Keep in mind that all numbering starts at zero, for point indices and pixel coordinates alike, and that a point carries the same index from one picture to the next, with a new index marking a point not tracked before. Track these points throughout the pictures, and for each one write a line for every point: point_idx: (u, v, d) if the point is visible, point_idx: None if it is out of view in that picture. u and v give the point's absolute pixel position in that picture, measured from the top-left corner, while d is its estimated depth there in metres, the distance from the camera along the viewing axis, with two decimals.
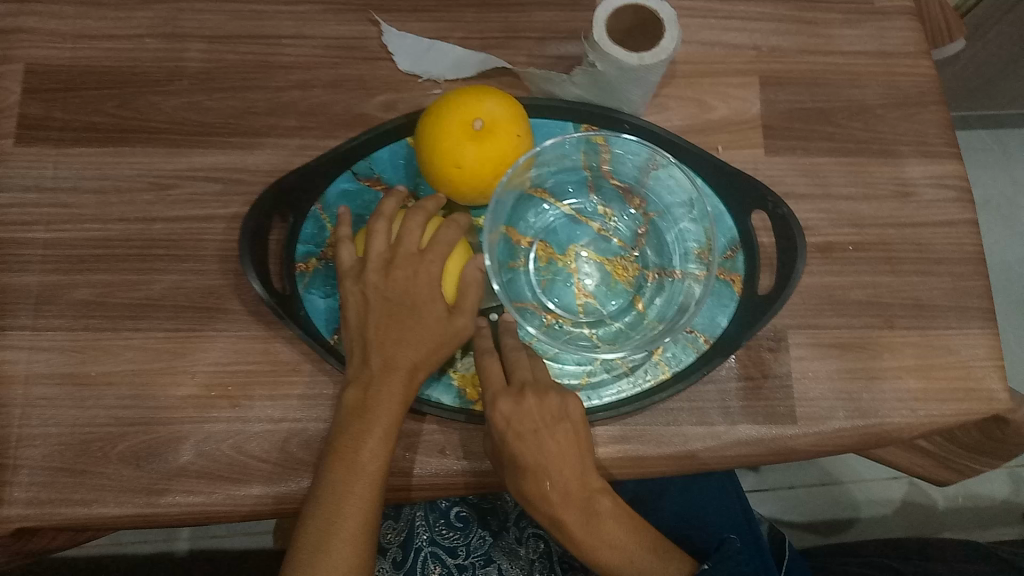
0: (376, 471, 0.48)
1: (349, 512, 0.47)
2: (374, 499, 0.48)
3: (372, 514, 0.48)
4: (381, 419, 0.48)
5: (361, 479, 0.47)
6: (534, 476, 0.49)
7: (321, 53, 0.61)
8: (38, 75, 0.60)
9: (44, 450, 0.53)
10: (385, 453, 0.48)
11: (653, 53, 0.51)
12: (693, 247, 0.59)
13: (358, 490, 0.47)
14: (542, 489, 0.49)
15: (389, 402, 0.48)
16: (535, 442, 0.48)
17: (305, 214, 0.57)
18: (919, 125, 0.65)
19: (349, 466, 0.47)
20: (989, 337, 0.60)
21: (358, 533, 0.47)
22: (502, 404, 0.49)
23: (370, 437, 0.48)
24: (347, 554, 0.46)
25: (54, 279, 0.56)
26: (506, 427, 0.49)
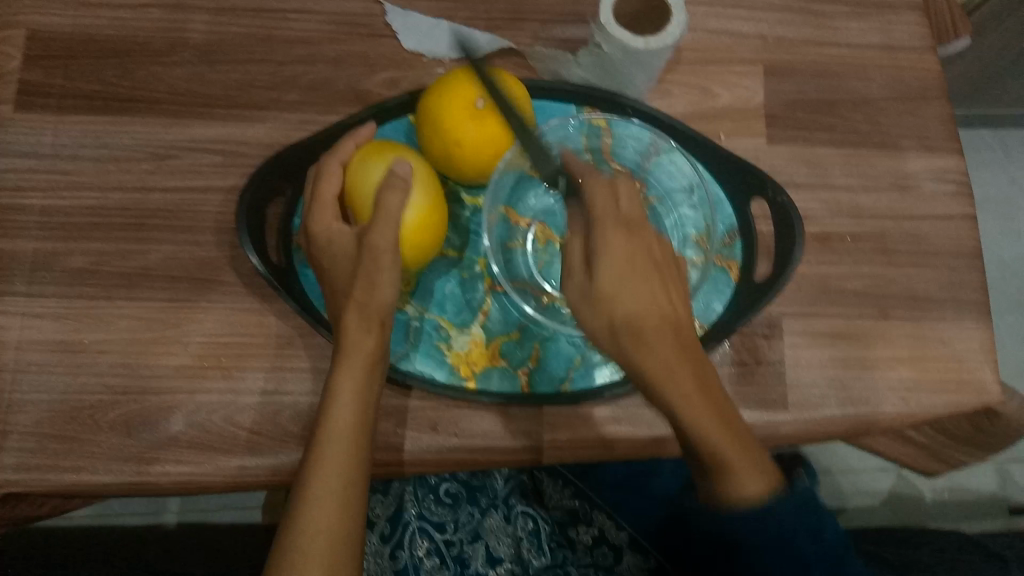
0: (354, 422, 0.46)
1: (332, 474, 0.44)
2: (360, 459, 0.45)
3: (353, 469, 0.45)
4: (352, 375, 0.46)
5: (341, 440, 0.45)
6: (625, 300, 0.45)
7: (326, 28, 0.61)
8: (40, 41, 0.60)
9: (36, 416, 0.53)
10: (365, 409, 0.47)
11: (658, 37, 0.50)
12: (691, 234, 0.59)
13: (339, 451, 0.45)
14: (633, 318, 0.44)
15: (359, 352, 0.47)
16: (627, 264, 0.45)
17: (303, 188, 0.57)
18: (921, 118, 0.65)
19: (326, 429, 0.45)
20: (984, 330, 0.60)
21: (335, 489, 0.44)
22: (608, 228, 0.46)
23: (343, 392, 0.46)
24: (324, 512, 0.43)
25: (50, 246, 0.56)
26: (601, 248, 0.45)
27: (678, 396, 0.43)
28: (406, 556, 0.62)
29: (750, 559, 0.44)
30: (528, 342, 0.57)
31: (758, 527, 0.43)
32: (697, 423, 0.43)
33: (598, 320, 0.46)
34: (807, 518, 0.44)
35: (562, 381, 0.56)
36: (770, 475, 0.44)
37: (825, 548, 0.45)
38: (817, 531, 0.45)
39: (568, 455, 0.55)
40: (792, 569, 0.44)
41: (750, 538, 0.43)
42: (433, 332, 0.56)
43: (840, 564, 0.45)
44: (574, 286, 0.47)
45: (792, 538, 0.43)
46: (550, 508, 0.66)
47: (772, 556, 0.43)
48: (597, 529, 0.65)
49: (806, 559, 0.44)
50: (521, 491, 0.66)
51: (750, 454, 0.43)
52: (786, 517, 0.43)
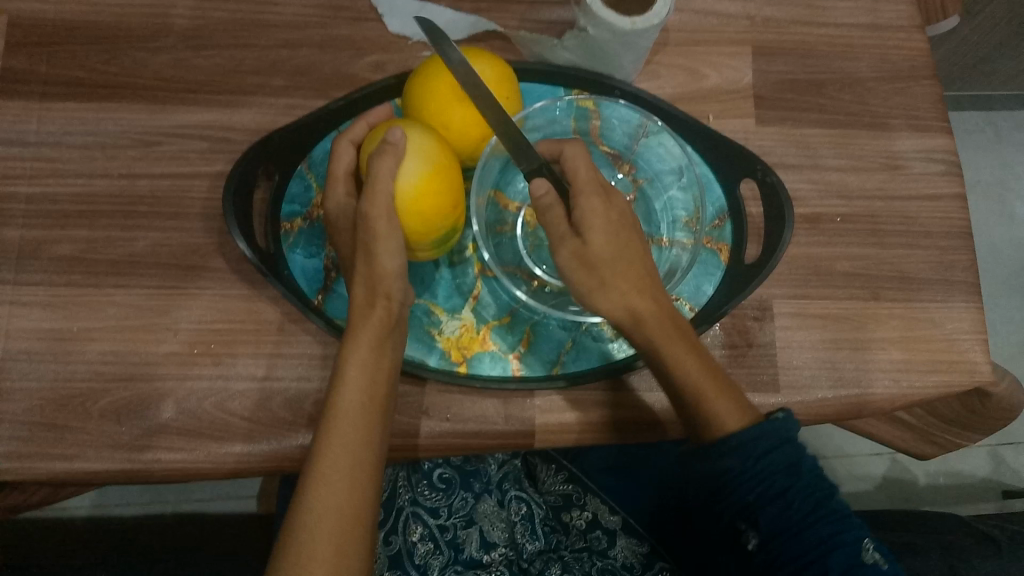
0: (365, 401, 0.46)
1: (343, 454, 0.44)
2: (370, 442, 0.45)
3: (363, 448, 0.45)
4: (362, 352, 0.46)
5: (353, 420, 0.45)
6: (612, 263, 0.48)
7: (311, 12, 0.61)
8: (22, 28, 0.59)
9: (26, 405, 0.52)
10: (378, 390, 0.46)
11: (646, 18, 0.50)
12: (680, 216, 0.60)
13: (350, 431, 0.45)
14: (621, 283, 0.48)
15: (370, 330, 0.47)
16: (612, 229, 0.48)
17: (290, 173, 0.57)
18: (910, 98, 0.65)
19: (337, 408, 0.45)
20: (974, 310, 0.60)
21: (345, 467, 0.44)
22: (587, 197, 0.48)
23: (355, 370, 0.46)
24: (334, 491, 0.43)
25: (36, 234, 0.56)
26: (585, 215, 0.48)
27: (665, 350, 0.49)
28: (400, 541, 0.62)
29: (731, 491, 0.46)
30: (519, 326, 0.57)
31: (736, 456, 0.46)
32: (684, 371, 0.49)
33: (588, 285, 0.49)
34: (784, 449, 0.47)
35: (553, 364, 0.56)
36: (751, 411, 0.48)
37: (810, 482, 0.46)
38: (797, 462, 0.47)
39: (560, 439, 0.55)
40: (771, 496, 0.45)
41: (727, 466, 0.46)
42: (423, 317, 0.56)
43: (826, 500, 0.46)
44: (567, 251, 0.48)
45: (766, 465, 0.46)
46: (543, 492, 0.67)
47: (749, 483, 0.46)
48: (591, 513, 0.65)
49: (785, 487, 0.45)
50: (514, 476, 0.67)
51: (732, 393, 0.49)
52: (760, 444, 0.46)
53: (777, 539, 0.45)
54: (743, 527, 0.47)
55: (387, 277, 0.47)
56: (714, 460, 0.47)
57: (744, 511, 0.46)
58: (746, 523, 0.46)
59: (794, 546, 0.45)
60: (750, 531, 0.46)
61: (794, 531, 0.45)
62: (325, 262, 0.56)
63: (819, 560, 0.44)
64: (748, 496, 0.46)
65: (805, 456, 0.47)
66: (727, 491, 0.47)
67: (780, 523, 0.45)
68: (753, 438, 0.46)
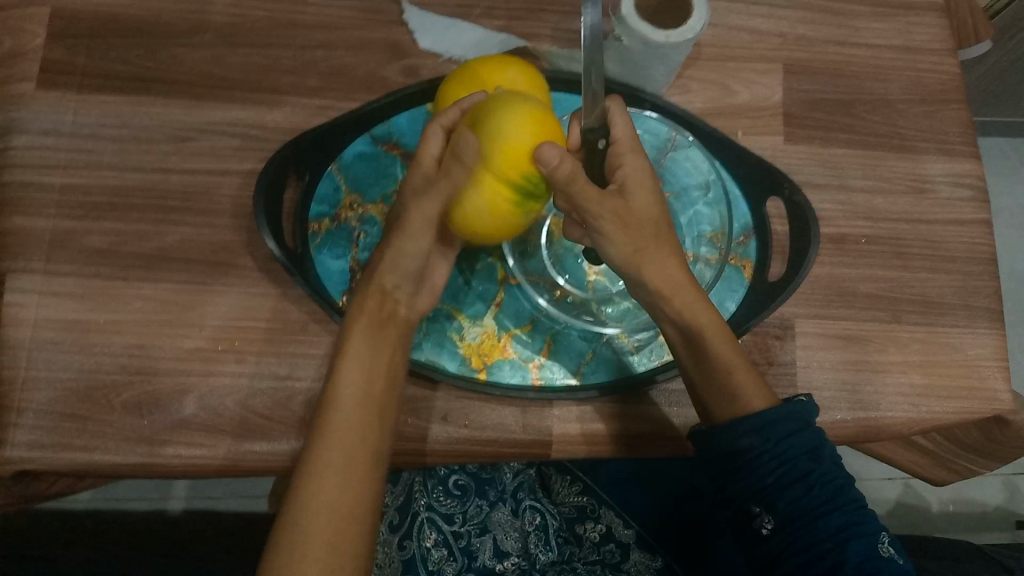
0: (364, 399, 0.46)
1: (338, 448, 0.43)
2: (367, 440, 0.45)
3: (360, 446, 0.44)
4: (360, 345, 0.47)
5: (349, 416, 0.45)
6: (655, 226, 0.49)
7: (346, 14, 0.61)
8: (61, 19, 0.60)
9: (49, 394, 0.53)
10: (374, 387, 0.46)
11: (680, 31, 0.50)
12: (706, 231, 0.60)
13: (344, 427, 0.44)
14: (663, 248, 0.49)
15: (364, 327, 0.47)
16: (652, 192, 0.49)
17: (320, 173, 0.57)
18: (939, 122, 0.65)
19: (333, 403, 0.45)
20: (996, 337, 0.60)
21: (343, 463, 0.43)
22: (626, 151, 0.48)
23: (350, 367, 0.46)
24: (331, 485, 0.42)
25: (66, 225, 0.56)
26: (630, 173, 0.48)
27: (700, 317, 0.49)
28: (414, 546, 0.62)
29: (748, 472, 0.47)
30: (539, 335, 0.57)
31: (756, 436, 0.47)
32: (719, 348, 0.49)
33: (631, 248, 0.48)
34: (804, 433, 0.48)
35: (573, 374, 0.56)
36: (771, 395, 0.50)
37: (828, 469, 0.47)
38: (817, 448, 0.48)
39: (578, 449, 0.55)
40: (791, 480, 0.46)
41: (747, 447, 0.47)
42: (446, 322, 0.57)
43: (844, 489, 0.47)
44: (610, 213, 0.47)
45: (786, 449, 0.47)
46: (558, 502, 0.67)
47: (767, 466, 0.47)
48: (605, 526, 0.65)
49: (806, 472, 0.46)
50: (529, 485, 0.67)
51: (757, 381, 0.50)
52: (781, 426, 0.47)
53: (793, 523, 0.46)
54: (758, 511, 0.47)
55: (386, 272, 0.48)
56: (730, 439, 0.48)
57: (761, 494, 0.46)
58: (761, 507, 0.47)
59: (809, 533, 0.45)
60: (765, 516, 0.47)
61: (810, 516, 0.46)
62: (351, 264, 0.56)
63: (836, 548, 0.44)
64: (766, 478, 0.46)
65: (825, 443, 0.48)
66: (742, 473, 0.47)
67: (798, 508, 0.46)
68: (772, 422, 0.47)
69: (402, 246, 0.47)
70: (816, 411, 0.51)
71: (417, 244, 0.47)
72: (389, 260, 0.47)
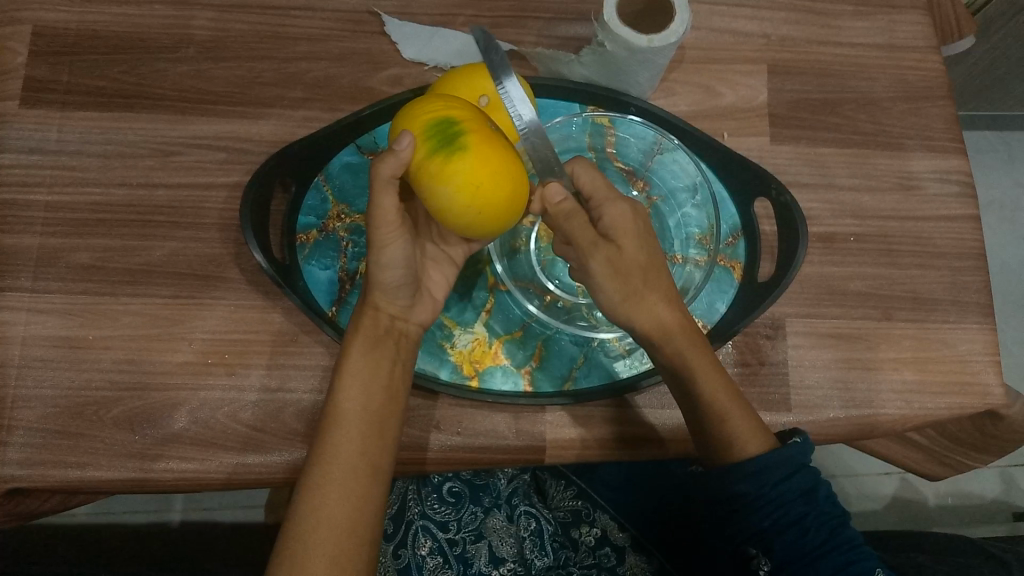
0: (366, 414, 0.45)
1: (337, 464, 0.44)
2: (367, 454, 0.44)
3: (361, 464, 0.44)
4: (360, 361, 0.47)
5: (349, 433, 0.45)
6: (644, 271, 0.48)
7: (330, 25, 0.62)
8: (44, 37, 0.60)
9: (39, 412, 0.53)
10: (374, 402, 0.46)
11: (663, 36, 0.50)
12: (695, 234, 0.60)
13: (345, 443, 0.44)
14: (654, 289, 0.49)
15: (360, 342, 0.47)
16: (641, 235, 0.49)
17: (308, 185, 0.57)
18: (925, 119, 0.65)
19: (334, 420, 0.45)
20: (986, 332, 0.60)
21: (344, 479, 0.43)
22: (608, 201, 0.48)
23: (349, 382, 0.46)
24: (333, 502, 0.43)
25: (53, 242, 0.56)
26: (609, 222, 0.48)
27: (693, 360, 0.49)
28: (409, 554, 0.62)
29: (745, 515, 0.47)
30: (531, 341, 0.57)
31: (753, 481, 0.47)
32: (709, 394, 0.49)
33: (624, 293, 0.48)
34: (799, 476, 0.48)
35: (564, 380, 0.56)
36: (767, 435, 0.49)
37: (823, 509, 0.48)
38: (811, 490, 0.48)
39: (570, 454, 0.55)
40: (787, 523, 0.46)
41: (744, 491, 0.47)
42: (436, 330, 0.56)
43: (840, 528, 0.47)
44: (601, 258, 0.48)
45: (782, 492, 0.47)
46: (553, 508, 0.67)
47: (764, 510, 0.47)
48: (600, 530, 0.65)
49: (800, 515, 0.47)
50: (524, 491, 0.67)
51: (751, 420, 0.49)
52: (777, 470, 0.47)
53: (790, 565, 0.46)
54: (755, 552, 0.48)
55: (377, 290, 0.47)
56: (728, 483, 0.47)
57: (759, 537, 0.47)
58: (758, 548, 0.47)
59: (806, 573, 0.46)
60: (763, 557, 0.47)
61: (807, 558, 0.46)
62: (340, 274, 0.56)
63: None
64: (762, 522, 0.47)
65: (819, 484, 0.48)
66: (740, 516, 0.47)
67: (794, 552, 0.46)
68: (769, 466, 0.47)
69: (381, 260, 0.46)
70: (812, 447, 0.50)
71: (397, 253, 0.46)
72: (376, 275, 0.47)
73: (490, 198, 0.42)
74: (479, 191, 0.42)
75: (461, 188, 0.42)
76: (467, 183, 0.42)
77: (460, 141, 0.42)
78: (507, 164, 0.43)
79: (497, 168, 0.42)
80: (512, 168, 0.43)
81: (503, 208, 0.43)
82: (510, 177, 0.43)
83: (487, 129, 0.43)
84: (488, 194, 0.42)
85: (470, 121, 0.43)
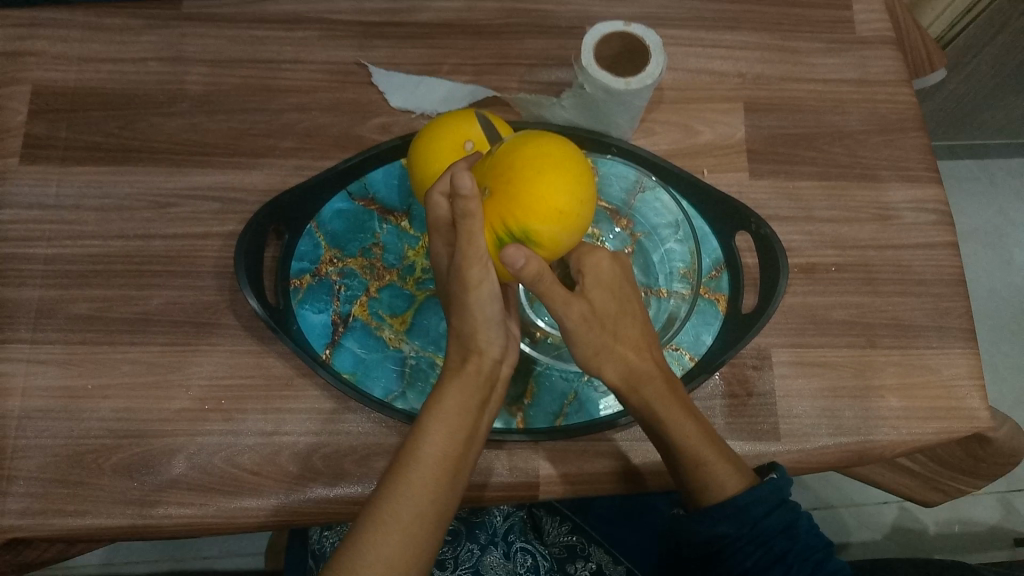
0: (450, 458, 0.45)
1: (407, 503, 0.43)
2: (438, 497, 0.44)
3: (430, 508, 0.44)
4: (455, 406, 0.46)
5: (426, 473, 0.44)
6: (614, 317, 0.51)
7: (319, 77, 0.64)
8: (43, 96, 0.62)
9: (39, 462, 0.53)
10: (455, 449, 0.46)
11: (639, 78, 0.52)
12: (679, 268, 0.61)
13: (418, 484, 0.44)
14: (625, 338, 0.52)
15: (460, 385, 0.47)
16: (608, 290, 0.51)
17: (300, 231, 0.59)
18: (899, 150, 0.67)
19: (413, 457, 0.45)
20: (970, 356, 0.61)
21: (409, 523, 0.43)
22: (590, 253, 0.51)
23: (437, 426, 0.46)
24: (393, 544, 0.42)
25: (52, 294, 0.57)
26: (589, 271, 0.51)
27: (661, 409, 0.50)
28: None
29: (727, 557, 0.49)
30: (522, 379, 0.58)
31: (732, 521, 0.48)
32: (687, 440, 0.50)
33: (592, 346, 0.51)
34: (778, 512, 0.49)
35: (556, 416, 0.57)
36: (745, 472, 0.50)
37: (803, 545, 0.49)
38: (790, 526, 0.50)
39: (565, 490, 0.56)
40: (769, 561, 0.48)
41: (724, 532, 0.49)
42: (428, 371, 0.57)
43: (819, 564, 0.49)
44: (577, 312, 0.49)
45: (763, 529, 0.48)
46: (548, 544, 0.67)
47: (746, 550, 0.48)
48: (595, 565, 0.66)
49: (783, 553, 0.48)
50: (519, 529, 0.67)
51: (729, 459, 0.50)
52: (755, 509, 0.48)
53: None
54: None
55: (481, 330, 0.48)
56: (707, 526, 0.49)
57: None
58: None
59: None
60: None
61: None
62: (333, 317, 0.57)
63: None
64: (746, 562, 0.48)
65: (799, 520, 0.50)
66: (722, 558, 0.49)
67: None
68: (748, 505, 0.48)
69: (482, 298, 0.46)
70: (790, 485, 0.52)
71: (489, 292, 0.46)
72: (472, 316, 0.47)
73: (567, 184, 0.43)
74: (565, 193, 0.43)
75: (561, 215, 0.43)
76: (562, 214, 0.43)
77: (526, 227, 0.43)
78: (530, 167, 0.42)
79: (539, 180, 0.42)
80: (533, 162, 0.42)
81: (572, 161, 0.44)
82: (543, 160, 0.43)
83: (496, 198, 0.43)
84: (555, 195, 0.42)
85: (499, 218, 0.43)
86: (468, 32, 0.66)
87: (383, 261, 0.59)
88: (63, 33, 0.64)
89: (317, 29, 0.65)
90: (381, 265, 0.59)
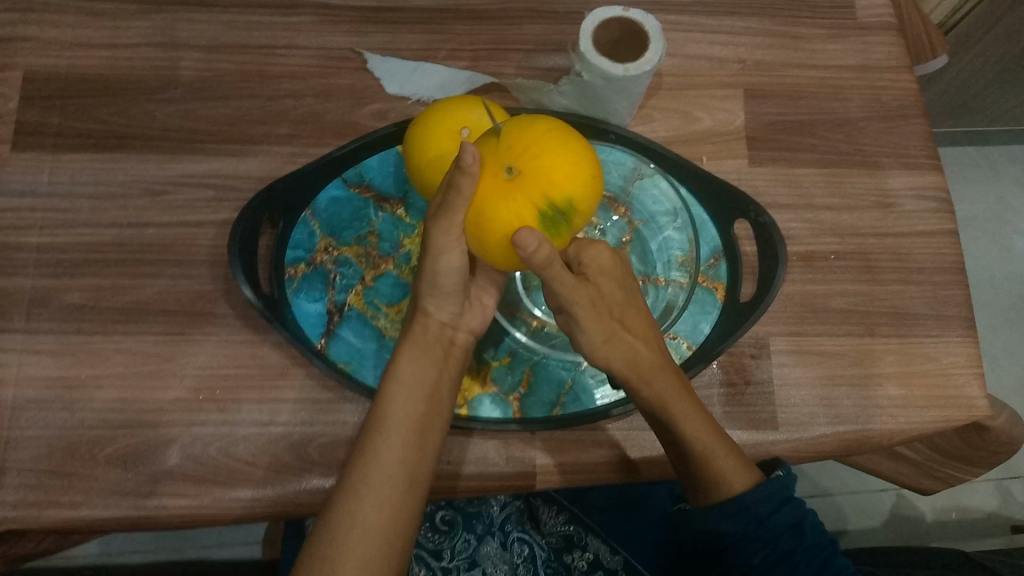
0: (413, 418, 0.47)
1: (377, 468, 0.45)
2: (406, 458, 0.46)
3: (400, 471, 0.45)
4: (411, 368, 0.48)
5: (391, 436, 0.46)
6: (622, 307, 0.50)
7: (314, 63, 0.63)
8: (34, 82, 0.61)
9: (34, 452, 0.53)
10: (416, 409, 0.47)
11: (638, 64, 0.51)
12: (677, 256, 0.61)
13: (385, 448, 0.45)
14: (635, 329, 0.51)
15: (416, 348, 0.49)
16: (614, 279, 0.50)
17: (294, 220, 0.58)
18: (900, 137, 0.66)
19: (378, 422, 0.47)
20: (969, 345, 0.61)
21: (382, 486, 0.44)
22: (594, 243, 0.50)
23: (395, 390, 0.48)
24: (368, 509, 0.44)
25: (45, 283, 0.57)
26: (592, 262, 0.49)
27: (675, 404, 0.49)
28: None
29: (733, 555, 0.50)
30: (519, 367, 0.58)
31: (739, 521, 0.49)
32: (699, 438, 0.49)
33: (604, 332, 0.49)
34: (785, 510, 0.50)
35: (553, 405, 0.57)
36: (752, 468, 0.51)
37: (809, 542, 0.50)
38: (798, 524, 0.50)
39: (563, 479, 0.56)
40: (775, 560, 0.49)
41: (730, 530, 0.49)
42: None
43: (826, 560, 0.50)
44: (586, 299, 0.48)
45: (769, 528, 0.49)
46: (545, 533, 0.67)
47: (753, 549, 0.49)
48: (592, 555, 0.66)
49: (789, 550, 0.49)
50: (517, 517, 0.67)
51: (737, 454, 0.50)
52: (762, 507, 0.49)
53: None
54: None
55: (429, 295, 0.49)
56: (713, 524, 0.50)
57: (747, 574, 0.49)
58: None
59: None
60: None
61: None
62: (328, 306, 0.57)
63: None
64: (751, 559, 0.49)
65: (806, 516, 0.51)
66: (729, 554, 0.50)
67: None
68: (754, 503, 0.49)
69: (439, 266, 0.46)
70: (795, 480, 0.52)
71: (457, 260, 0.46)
72: (429, 280, 0.48)
73: (587, 156, 0.43)
74: (585, 162, 0.43)
75: (587, 183, 0.42)
76: (589, 181, 0.43)
77: (564, 195, 0.41)
78: (551, 139, 0.42)
79: (564, 150, 0.42)
80: (550, 137, 0.42)
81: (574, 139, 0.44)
82: (557, 134, 0.42)
83: (528, 169, 0.41)
84: (578, 162, 0.42)
85: (535, 189, 0.40)
86: (464, 17, 0.65)
87: (378, 248, 0.59)
88: (55, 17, 0.63)
89: (312, 14, 0.64)
90: (377, 253, 0.59)
